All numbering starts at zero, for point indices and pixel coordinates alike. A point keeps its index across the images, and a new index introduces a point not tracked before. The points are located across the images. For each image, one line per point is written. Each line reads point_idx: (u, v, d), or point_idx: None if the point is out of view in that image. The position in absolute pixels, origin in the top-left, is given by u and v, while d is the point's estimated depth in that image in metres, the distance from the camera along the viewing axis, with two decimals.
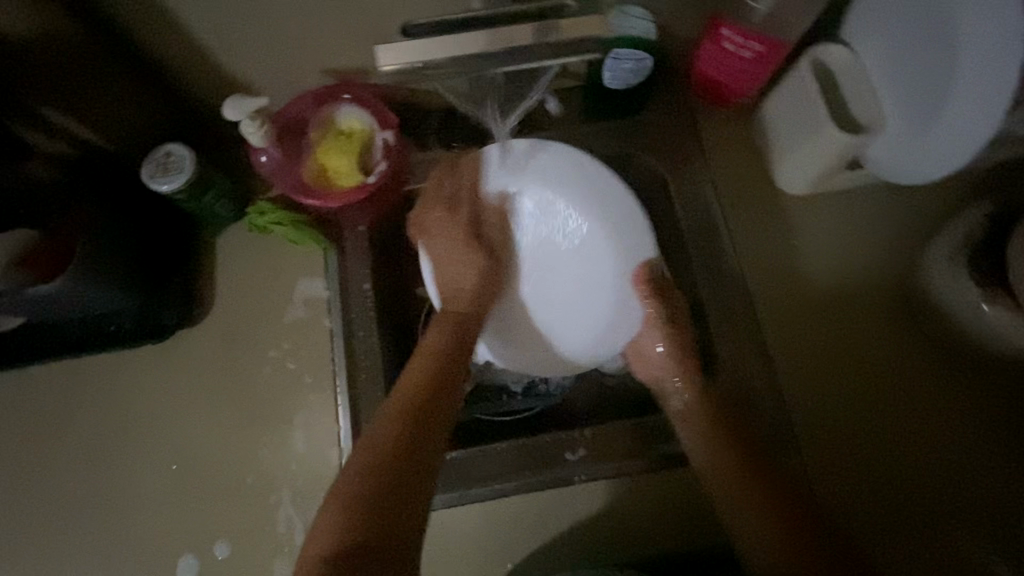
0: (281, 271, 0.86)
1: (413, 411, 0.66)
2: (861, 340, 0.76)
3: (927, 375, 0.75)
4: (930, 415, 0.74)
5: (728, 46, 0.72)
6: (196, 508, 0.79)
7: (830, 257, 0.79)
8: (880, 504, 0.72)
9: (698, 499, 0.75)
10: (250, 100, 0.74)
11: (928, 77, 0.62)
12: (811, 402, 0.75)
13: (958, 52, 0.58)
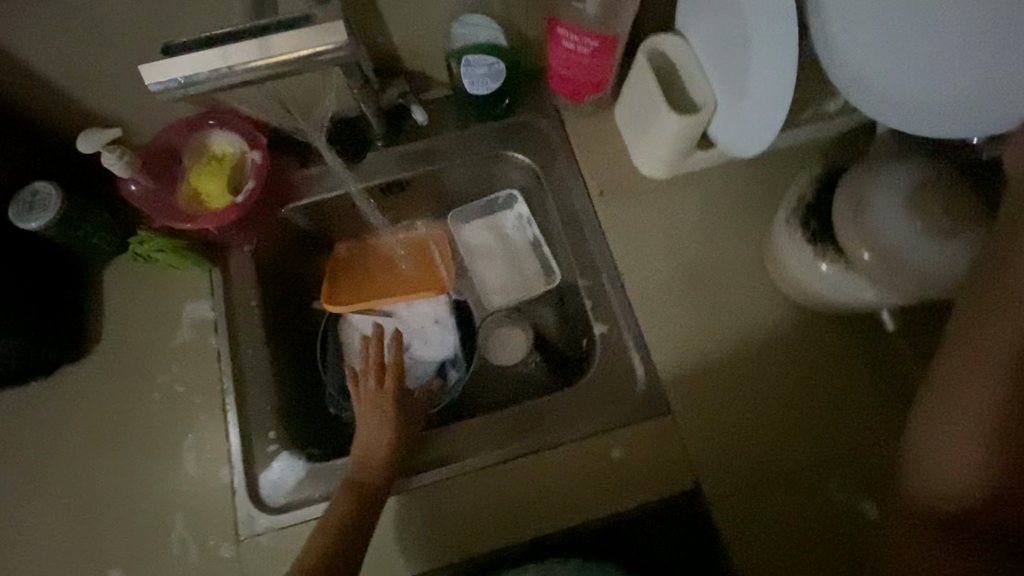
0: (160, 299, 0.79)
1: (341, 528, 0.63)
2: (743, 322, 0.76)
3: (820, 363, 0.74)
4: (832, 393, 0.72)
5: (567, 45, 0.73)
6: (91, 537, 0.70)
7: (700, 226, 0.80)
8: (752, 465, 0.70)
9: (591, 480, 0.70)
10: (101, 132, 0.67)
11: (727, 55, 0.68)
12: (687, 369, 0.74)
13: (746, 31, 0.63)
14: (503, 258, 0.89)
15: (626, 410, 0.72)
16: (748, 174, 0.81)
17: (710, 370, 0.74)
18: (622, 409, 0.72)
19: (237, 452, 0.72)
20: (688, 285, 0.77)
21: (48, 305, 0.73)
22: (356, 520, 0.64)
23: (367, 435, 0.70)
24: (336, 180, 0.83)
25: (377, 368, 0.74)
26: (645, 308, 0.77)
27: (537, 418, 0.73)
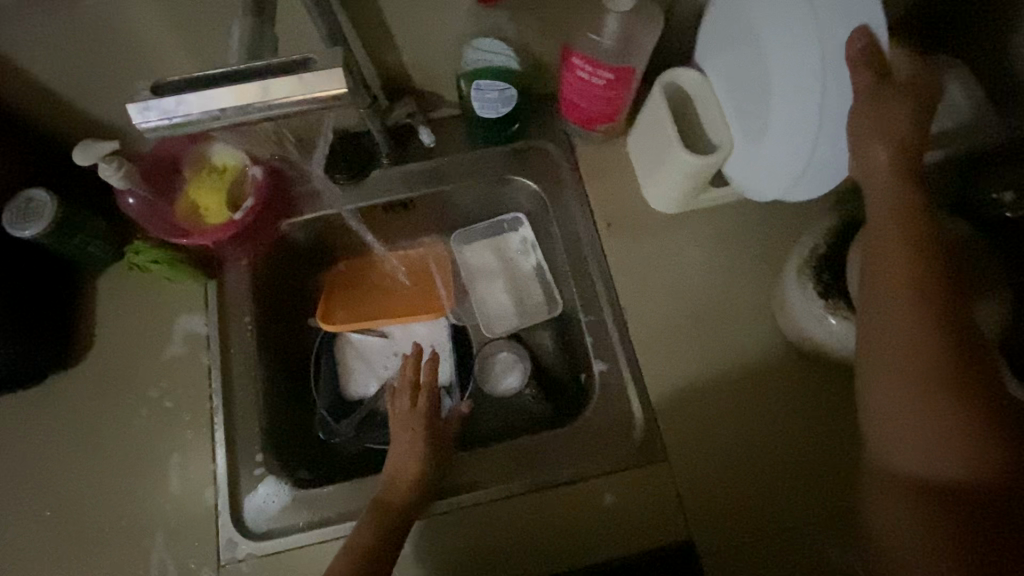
0: (153, 311, 0.77)
1: (370, 548, 0.61)
2: (730, 363, 0.73)
3: (804, 405, 0.71)
4: (814, 433, 0.70)
5: (582, 75, 0.70)
6: (71, 555, 0.69)
7: (708, 265, 0.77)
8: (727, 508, 0.68)
9: (576, 523, 0.68)
10: (99, 144, 0.65)
11: (750, 103, 0.65)
12: (669, 407, 0.72)
13: (773, 83, 0.61)
14: (505, 280, 0.87)
15: (621, 452, 0.71)
16: (760, 213, 0.78)
17: (695, 403, 0.72)
18: (616, 451, 0.71)
19: (222, 474, 0.70)
20: (691, 326, 0.75)
21: (37, 313, 0.72)
22: (383, 543, 0.62)
23: (399, 455, 0.67)
24: (337, 198, 0.81)
25: (412, 388, 0.72)
26: (645, 348, 0.75)
27: (534, 454, 0.71)
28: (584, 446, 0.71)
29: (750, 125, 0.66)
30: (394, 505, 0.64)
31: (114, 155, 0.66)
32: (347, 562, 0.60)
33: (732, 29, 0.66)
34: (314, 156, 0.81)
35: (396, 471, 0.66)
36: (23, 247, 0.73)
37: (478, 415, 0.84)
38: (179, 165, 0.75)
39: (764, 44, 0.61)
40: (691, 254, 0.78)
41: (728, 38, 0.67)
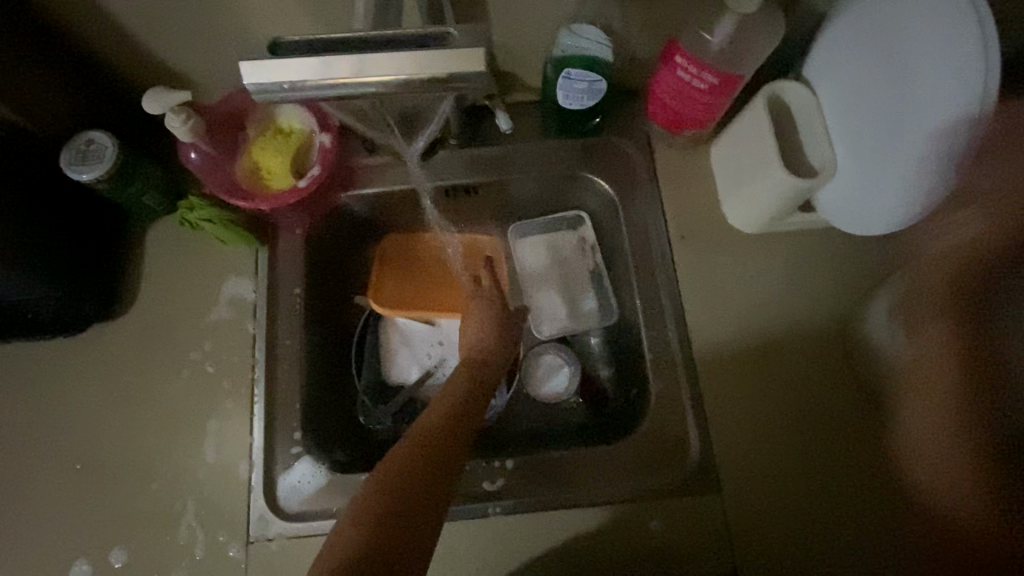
0: (201, 271, 0.74)
1: (427, 460, 0.54)
2: (797, 385, 0.70)
3: (851, 423, 0.68)
4: (860, 451, 0.68)
5: (682, 76, 0.66)
6: (99, 510, 0.67)
7: (785, 292, 0.73)
8: (762, 527, 0.66)
9: (612, 539, 0.66)
10: (170, 94, 0.62)
11: (869, 127, 0.60)
12: (726, 422, 0.69)
13: (908, 109, 0.56)
14: (557, 282, 0.83)
15: (671, 475, 0.68)
16: (845, 244, 0.74)
17: (735, 411, 0.69)
18: (668, 473, 0.68)
19: (259, 448, 0.68)
20: (756, 349, 0.71)
21: (84, 259, 0.70)
22: (442, 460, 0.55)
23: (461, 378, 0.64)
24: (402, 175, 0.77)
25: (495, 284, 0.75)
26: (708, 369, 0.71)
27: (583, 464, 0.68)
28: (630, 463, 0.68)
29: (865, 152, 0.61)
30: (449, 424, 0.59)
31: (184, 106, 0.63)
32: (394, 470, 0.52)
33: (861, 50, 0.61)
34: (416, 137, 0.73)
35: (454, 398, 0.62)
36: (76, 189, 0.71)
37: (518, 413, 0.81)
38: (244, 122, 0.72)
39: (903, 65, 0.56)
40: (767, 277, 0.73)
41: (855, 59, 0.62)
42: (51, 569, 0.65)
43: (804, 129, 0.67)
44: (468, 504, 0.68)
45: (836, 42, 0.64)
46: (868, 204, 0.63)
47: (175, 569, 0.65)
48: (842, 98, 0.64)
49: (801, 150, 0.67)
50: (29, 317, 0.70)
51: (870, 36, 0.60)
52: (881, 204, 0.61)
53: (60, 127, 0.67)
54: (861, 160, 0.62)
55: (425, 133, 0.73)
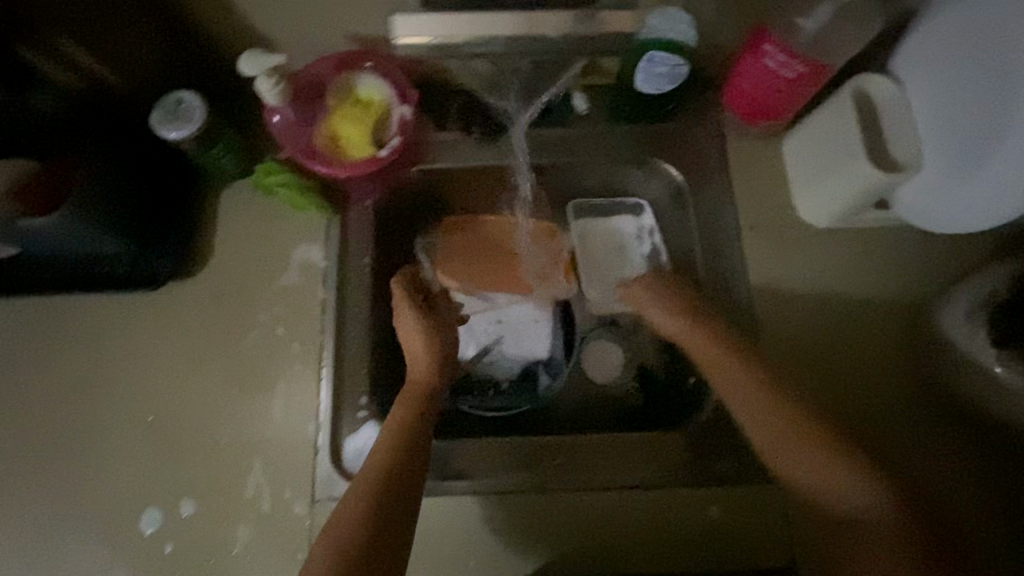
0: (272, 236, 0.75)
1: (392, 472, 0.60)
2: (862, 372, 0.70)
3: (919, 416, 0.69)
4: (931, 443, 0.68)
5: (770, 63, 0.65)
6: (168, 462, 0.69)
7: (853, 283, 0.73)
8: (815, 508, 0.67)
9: (665, 519, 0.67)
10: (266, 56, 0.63)
11: (960, 133, 0.61)
12: None
13: (1006, 120, 0.57)
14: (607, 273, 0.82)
15: (715, 465, 0.69)
16: (916, 244, 0.73)
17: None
18: (717, 462, 0.69)
19: (326, 412, 0.70)
20: (824, 340, 0.71)
21: (157, 216, 0.72)
22: (397, 495, 0.59)
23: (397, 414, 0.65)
24: (474, 152, 0.78)
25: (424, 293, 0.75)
26: (775, 360, 0.71)
27: (627, 449, 0.69)
28: (669, 451, 0.69)
29: (950, 157, 0.63)
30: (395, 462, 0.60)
31: (276, 70, 0.64)
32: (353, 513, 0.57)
33: (957, 52, 0.61)
34: (532, 103, 0.77)
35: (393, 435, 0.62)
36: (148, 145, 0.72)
37: (571, 397, 0.81)
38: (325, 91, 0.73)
39: (1007, 76, 0.56)
40: (835, 269, 0.73)
41: (950, 60, 0.62)
42: (122, 515, 0.67)
43: (892, 122, 0.66)
44: (519, 478, 0.69)
45: (927, 41, 0.64)
46: (947, 205, 0.65)
47: (243, 523, 0.67)
48: (928, 99, 0.64)
49: (889, 144, 0.66)
50: (103, 270, 0.73)
51: (967, 40, 0.60)
52: (965, 205, 0.63)
53: (150, 85, 0.68)
54: (944, 165, 0.63)
55: (542, 100, 0.77)
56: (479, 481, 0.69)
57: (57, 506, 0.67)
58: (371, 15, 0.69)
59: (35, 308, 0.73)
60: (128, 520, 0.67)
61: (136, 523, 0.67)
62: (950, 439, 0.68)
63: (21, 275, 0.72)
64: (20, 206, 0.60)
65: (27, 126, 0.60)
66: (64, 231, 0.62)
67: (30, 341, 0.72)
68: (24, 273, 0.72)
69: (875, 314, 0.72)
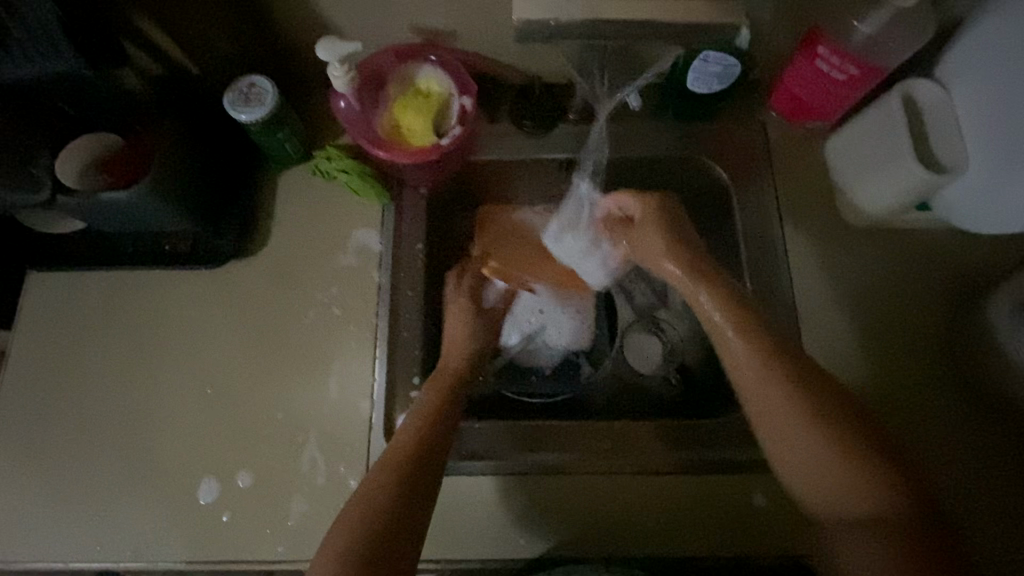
0: (329, 219, 0.78)
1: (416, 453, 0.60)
2: (902, 351, 0.73)
3: (959, 389, 0.71)
4: (971, 417, 0.70)
5: (822, 65, 0.68)
6: (226, 433, 0.71)
7: (895, 271, 0.75)
8: None
9: (705, 498, 0.69)
10: (342, 44, 0.67)
11: (1004, 136, 0.63)
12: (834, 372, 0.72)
13: None
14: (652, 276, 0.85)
15: (686, 454, 0.70)
16: (952, 244, 0.76)
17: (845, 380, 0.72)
18: (685, 452, 0.70)
19: (380, 391, 0.72)
20: (868, 318, 0.74)
21: (220, 196, 0.75)
22: (413, 482, 0.59)
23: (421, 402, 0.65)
24: (526, 143, 0.80)
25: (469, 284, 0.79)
26: (819, 335, 0.73)
27: (612, 441, 0.71)
28: (640, 444, 0.71)
29: (993, 159, 0.64)
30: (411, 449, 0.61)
31: (350, 58, 0.67)
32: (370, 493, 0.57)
33: (1006, 58, 0.63)
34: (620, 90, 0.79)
35: (414, 424, 0.63)
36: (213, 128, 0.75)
37: (611, 385, 0.82)
38: (387, 80, 0.75)
39: None
40: (878, 260, 0.76)
41: (999, 65, 0.63)
42: (181, 483, 0.69)
43: (936, 127, 0.68)
44: (557, 462, 0.70)
45: (978, 45, 0.65)
46: (985, 205, 0.67)
47: (298, 496, 0.69)
48: (973, 102, 0.66)
49: (933, 147, 0.68)
50: (164, 248, 0.75)
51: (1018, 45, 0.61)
52: (1001, 205, 0.66)
53: (224, 68, 0.71)
54: (985, 166, 0.65)
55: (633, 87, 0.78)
56: (514, 462, 0.70)
57: (119, 473, 0.69)
58: (439, 8, 0.72)
59: (98, 282, 0.75)
60: (186, 488, 0.69)
61: (194, 491, 0.69)
62: (984, 419, 0.70)
63: (87, 248, 0.75)
64: (105, 176, 0.64)
65: (112, 101, 0.63)
66: (143, 203, 0.64)
67: (94, 312, 0.74)
68: (91, 247, 0.75)
69: (914, 300, 0.75)
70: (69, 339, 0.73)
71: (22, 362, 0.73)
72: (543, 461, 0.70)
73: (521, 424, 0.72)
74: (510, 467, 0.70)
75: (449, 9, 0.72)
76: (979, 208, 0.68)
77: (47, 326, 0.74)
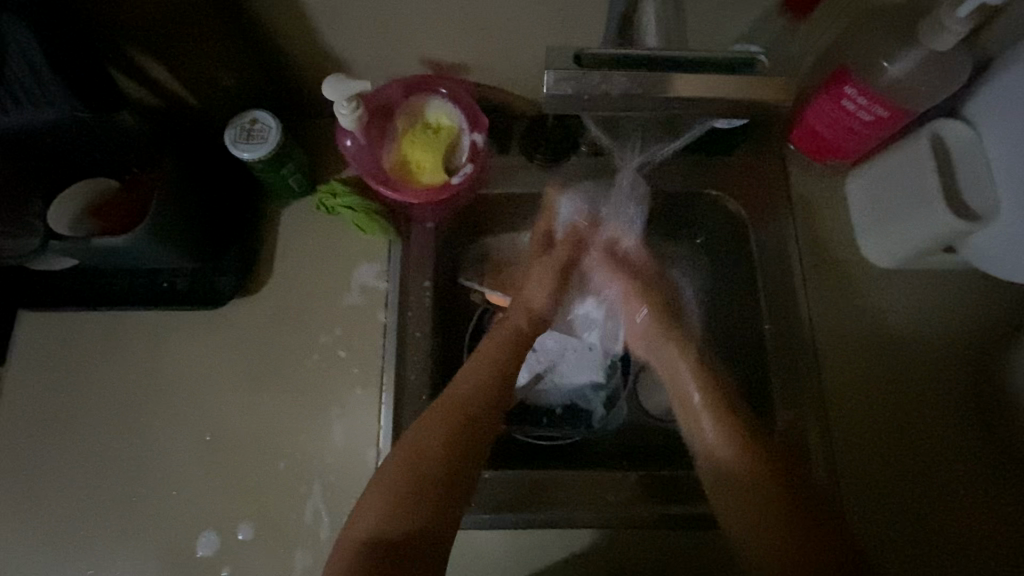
0: (335, 256, 0.75)
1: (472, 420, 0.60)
2: (914, 369, 0.71)
3: (967, 414, 0.70)
4: (978, 473, 0.68)
5: (847, 106, 0.65)
6: (226, 482, 0.68)
7: (910, 293, 0.74)
8: (858, 479, 0.68)
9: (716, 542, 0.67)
10: (350, 82, 0.63)
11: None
12: (843, 380, 0.71)
13: None
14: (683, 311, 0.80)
15: (672, 508, 0.67)
16: (972, 278, 0.74)
17: (857, 418, 0.70)
18: (685, 507, 0.67)
19: (387, 440, 0.69)
20: (887, 357, 0.72)
21: (221, 233, 0.72)
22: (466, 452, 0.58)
23: (479, 358, 0.65)
24: (538, 177, 0.77)
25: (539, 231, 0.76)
26: (830, 347, 0.72)
27: (610, 488, 0.68)
28: (628, 493, 0.67)
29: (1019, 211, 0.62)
30: (464, 411, 0.60)
31: (357, 95, 0.64)
32: (421, 446, 0.57)
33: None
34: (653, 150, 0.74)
35: (475, 382, 0.62)
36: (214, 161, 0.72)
37: (626, 424, 0.79)
38: (395, 113, 0.72)
39: None
40: (894, 283, 0.74)
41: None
42: (178, 534, 0.66)
43: (966, 169, 0.65)
44: (568, 516, 0.67)
45: (1006, 89, 0.62)
46: (1011, 256, 0.64)
47: (300, 550, 0.66)
48: (1001, 149, 0.63)
49: (962, 191, 0.65)
50: (162, 286, 0.72)
51: None
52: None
53: (225, 103, 0.68)
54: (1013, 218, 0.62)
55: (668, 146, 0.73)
56: (523, 514, 0.67)
57: (115, 524, 0.67)
58: (449, 41, 0.69)
59: (94, 321, 0.72)
60: (184, 540, 0.66)
61: (192, 543, 0.66)
62: (987, 446, 0.69)
63: (83, 287, 0.72)
64: (100, 221, 0.61)
65: (107, 141, 0.60)
66: (140, 246, 0.61)
67: (89, 353, 0.71)
68: (86, 285, 0.72)
69: (932, 329, 0.72)
70: (63, 381, 0.70)
71: (15, 406, 0.70)
72: (553, 515, 0.67)
73: (529, 474, 0.69)
74: (518, 521, 0.67)
75: (460, 43, 0.69)
76: (1006, 258, 0.65)
77: (42, 368, 0.71)
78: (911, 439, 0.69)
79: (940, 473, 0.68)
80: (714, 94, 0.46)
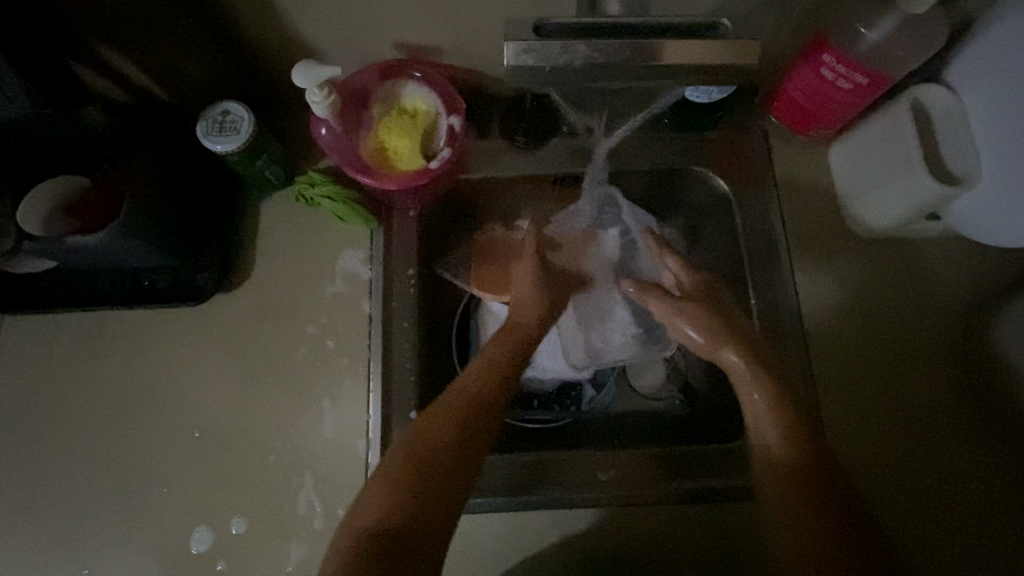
0: (318, 247, 0.74)
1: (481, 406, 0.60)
2: (898, 334, 0.71)
3: (950, 375, 0.70)
4: (967, 440, 0.68)
5: (825, 73, 0.65)
6: (217, 476, 0.68)
7: (891, 258, 0.73)
8: (847, 448, 0.68)
9: (719, 517, 0.67)
10: (319, 68, 0.63)
11: (1011, 150, 0.60)
12: (829, 349, 0.71)
13: None
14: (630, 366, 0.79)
15: (678, 484, 0.67)
16: (954, 243, 0.74)
17: (844, 391, 0.70)
18: (686, 482, 0.68)
19: (377, 429, 0.68)
20: (879, 336, 0.71)
21: (198, 228, 0.71)
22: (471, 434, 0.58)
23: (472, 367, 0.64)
24: (521, 160, 0.75)
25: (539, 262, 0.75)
26: (817, 317, 0.72)
27: (606, 468, 0.68)
28: (617, 471, 0.68)
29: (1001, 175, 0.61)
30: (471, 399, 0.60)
31: (329, 82, 0.64)
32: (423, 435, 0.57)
33: (1010, 67, 0.59)
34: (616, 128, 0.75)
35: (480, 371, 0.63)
36: (188, 156, 0.71)
37: (615, 409, 0.79)
38: (370, 100, 0.71)
39: None
40: (878, 250, 0.74)
41: (1004, 73, 0.60)
42: (170, 531, 0.66)
43: (947, 132, 0.65)
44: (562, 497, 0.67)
45: (987, 49, 0.61)
46: (993, 221, 0.64)
47: (295, 542, 0.66)
48: (982, 113, 0.62)
49: (945, 156, 0.64)
50: (142, 285, 0.72)
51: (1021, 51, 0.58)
52: (1007, 220, 0.63)
53: (196, 95, 0.67)
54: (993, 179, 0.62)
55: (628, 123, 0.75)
56: (515, 497, 0.67)
57: (108, 523, 0.67)
58: (421, 25, 0.68)
59: (77, 321, 0.72)
60: (177, 537, 0.66)
61: (185, 539, 0.66)
62: (973, 406, 0.69)
63: (61, 288, 0.71)
64: (72, 221, 0.60)
65: (73, 137, 0.59)
66: (115, 245, 0.60)
67: (73, 356, 0.71)
68: (64, 286, 0.71)
69: (919, 294, 0.72)
70: (47, 383, 0.70)
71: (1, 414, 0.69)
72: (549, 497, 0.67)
73: (515, 457, 0.69)
74: (509, 504, 0.67)
75: (432, 25, 0.68)
76: (983, 221, 0.65)
77: (27, 372, 0.70)
78: (898, 405, 0.69)
79: (926, 437, 0.68)
80: (682, 57, 0.45)
